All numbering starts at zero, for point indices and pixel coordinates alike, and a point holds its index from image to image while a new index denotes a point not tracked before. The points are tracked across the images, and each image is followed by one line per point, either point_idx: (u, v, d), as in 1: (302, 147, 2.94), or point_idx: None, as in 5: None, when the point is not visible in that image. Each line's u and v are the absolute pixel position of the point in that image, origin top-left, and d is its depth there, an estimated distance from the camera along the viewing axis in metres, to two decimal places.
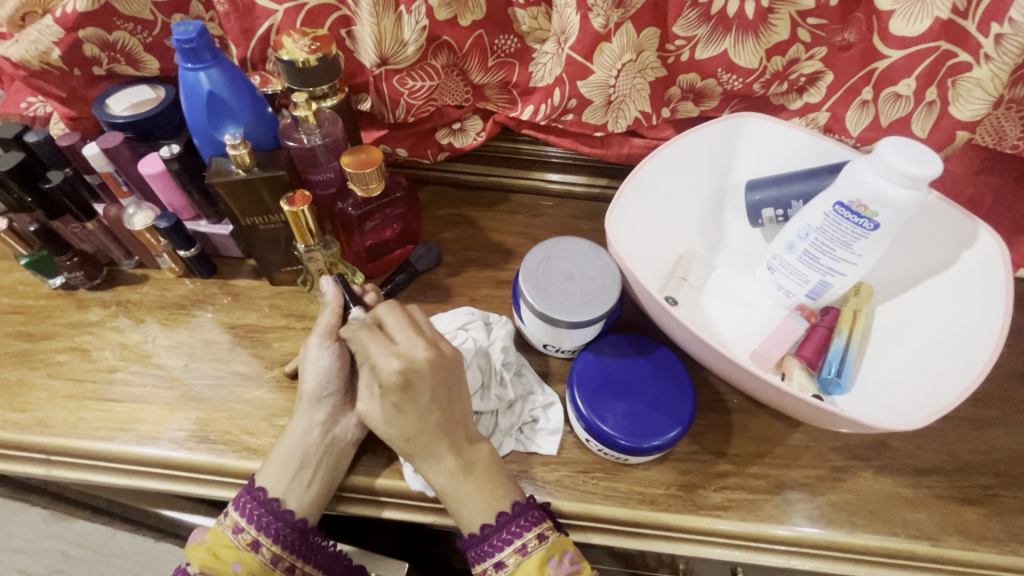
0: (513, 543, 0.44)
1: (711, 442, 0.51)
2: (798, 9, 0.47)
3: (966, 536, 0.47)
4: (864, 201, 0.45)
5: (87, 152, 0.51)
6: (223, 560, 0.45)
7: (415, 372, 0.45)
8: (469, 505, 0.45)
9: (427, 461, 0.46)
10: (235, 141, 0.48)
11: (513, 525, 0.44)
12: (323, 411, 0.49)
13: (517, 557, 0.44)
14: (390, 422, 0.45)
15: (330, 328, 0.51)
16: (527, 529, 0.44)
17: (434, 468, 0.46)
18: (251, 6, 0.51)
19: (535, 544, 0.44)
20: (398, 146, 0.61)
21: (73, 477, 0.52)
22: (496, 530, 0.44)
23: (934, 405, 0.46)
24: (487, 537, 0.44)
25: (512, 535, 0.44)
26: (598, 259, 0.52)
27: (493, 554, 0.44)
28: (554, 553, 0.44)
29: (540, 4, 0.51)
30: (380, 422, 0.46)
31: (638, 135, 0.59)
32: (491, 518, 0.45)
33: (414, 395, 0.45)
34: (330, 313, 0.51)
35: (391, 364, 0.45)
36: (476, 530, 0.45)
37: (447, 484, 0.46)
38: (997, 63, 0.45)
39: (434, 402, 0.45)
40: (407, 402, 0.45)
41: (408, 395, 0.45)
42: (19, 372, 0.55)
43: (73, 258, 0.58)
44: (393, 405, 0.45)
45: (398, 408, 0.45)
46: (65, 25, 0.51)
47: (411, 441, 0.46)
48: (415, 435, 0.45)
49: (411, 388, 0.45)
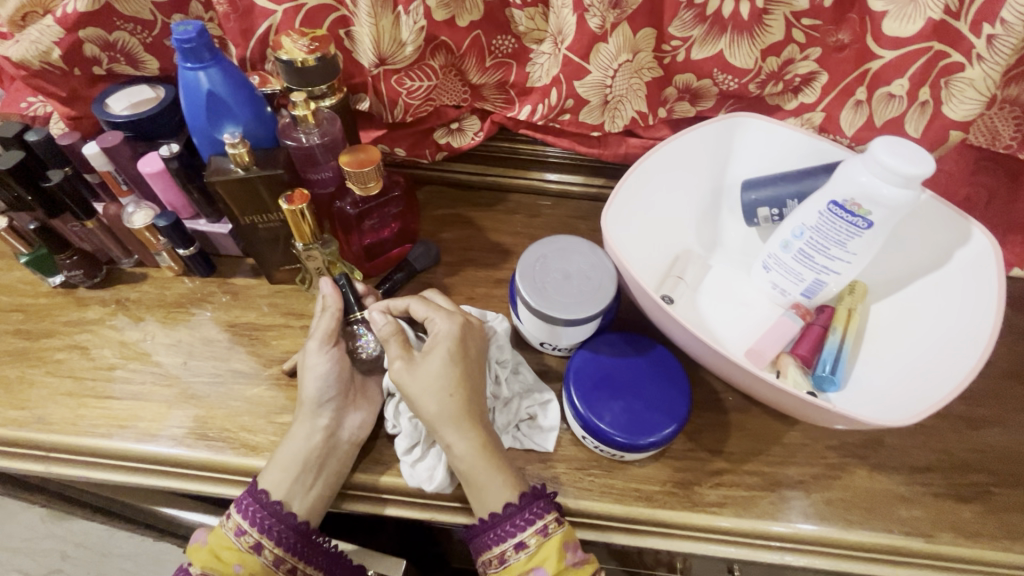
0: (535, 524, 0.44)
1: (707, 439, 0.51)
2: (792, 10, 0.48)
3: (960, 533, 0.47)
4: (858, 200, 0.45)
5: (87, 151, 0.51)
6: (224, 562, 0.45)
7: (469, 330, 0.51)
8: (494, 477, 0.45)
9: (459, 426, 0.46)
10: (234, 140, 0.48)
11: (534, 506, 0.45)
12: (325, 415, 0.49)
13: (538, 538, 0.44)
14: (438, 374, 0.47)
15: (329, 332, 0.52)
16: (548, 511, 0.45)
17: (465, 434, 0.46)
18: (250, 6, 0.51)
19: (554, 526, 0.44)
20: (396, 146, 0.62)
21: (72, 474, 0.53)
22: (519, 510, 0.44)
23: (927, 402, 0.46)
24: (510, 516, 0.44)
25: (534, 516, 0.44)
26: (595, 257, 0.52)
27: (513, 535, 0.44)
28: (569, 538, 0.45)
29: (537, 5, 0.51)
30: (426, 375, 0.47)
31: (635, 135, 0.60)
32: (514, 497, 0.45)
33: (468, 349, 0.49)
34: (330, 317, 0.52)
35: (448, 323, 0.50)
36: (499, 509, 0.45)
37: (474, 453, 0.46)
38: (989, 63, 0.45)
39: (479, 363, 0.50)
40: (460, 354, 0.49)
41: (464, 347, 0.49)
42: (18, 369, 0.55)
43: (73, 257, 0.58)
44: (447, 355, 0.48)
45: (451, 357, 0.48)
46: (65, 25, 0.51)
47: (453, 397, 0.47)
48: (457, 391, 0.47)
49: (466, 344, 0.50)
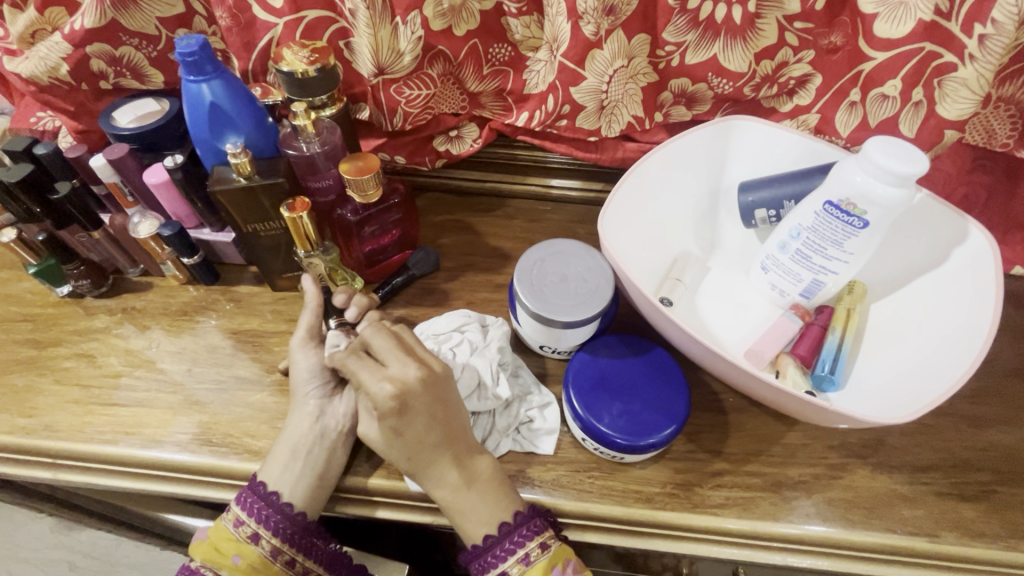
0: (517, 553, 0.44)
1: (706, 441, 0.51)
2: (783, 14, 0.48)
3: (964, 533, 0.47)
4: (853, 200, 0.45)
5: (94, 163, 0.53)
6: (224, 553, 0.46)
7: (410, 391, 0.45)
8: (474, 516, 0.45)
9: (430, 476, 0.46)
10: (236, 150, 0.49)
11: (516, 534, 0.45)
12: (312, 402, 0.51)
13: (519, 567, 0.44)
14: (389, 444, 0.46)
15: (310, 328, 0.53)
16: (530, 538, 0.45)
17: (438, 483, 0.46)
18: (252, 20, 0.52)
19: (537, 553, 0.45)
20: (396, 154, 0.62)
21: (78, 480, 0.53)
22: (498, 541, 0.45)
23: (927, 399, 0.46)
24: (490, 548, 0.45)
25: (515, 545, 0.45)
26: (592, 260, 0.53)
27: (496, 565, 0.45)
28: (557, 563, 0.44)
29: (533, 13, 0.52)
30: (381, 444, 0.47)
31: (632, 139, 0.60)
32: (493, 530, 0.45)
33: (412, 416, 0.45)
34: (310, 313, 0.54)
35: (383, 389, 0.44)
36: (479, 542, 0.45)
37: (450, 497, 0.46)
38: (982, 63, 0.45)
39: (435, 418, 0.46)
40: (406, 422, 0.45)
41: (404, 418, 0.45)
42: (27, 378, 0.56)
43: (80, 267, 0.59)
44: (390, 429, 0.45)
45: (396, 431, 0.45)
46: (73, 41, 0.52)
47: (414, 460, 0.46)
48: (415, 455, 0.46)
49: (407, 410, 0.44)
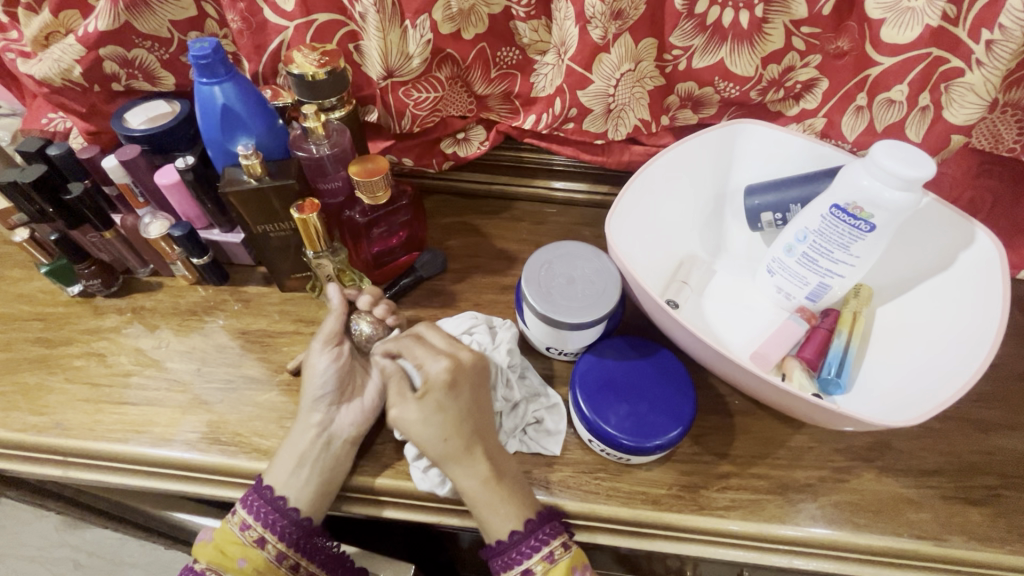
0: (541, 550, 0.45)
1: (712, 443, 0.51)
2: (791, 18, 0.49)
3: (971, 537, 0.47)
4: (860, 203, 0.45)
5: (107, 164, 0.54)
6: (230, 557, 0.47)
7: (460, 369, 0.49)
8: (497, 512, 0.45)
9: (461, 465, 0.47)
10: (247, 152, 0.50)
11: (539, 533, 0.45)
12: (320, 411, 0.51)
13: (544, 565, 0.45)
14: (428, 421, 0.47)
15: (332, 333, 0.53)
16: (553, 536, 0.46)
17: (467, 474, 0.46)
18: (263, 23, 0.53)
19: (560, 552, 0.45)
20: (403, 156, 0.63)
21: (87, 477, 0.54)
22: (525, 538, 0.45)
23: (933, 402, 0.46)
24: (516, 544, 0.45)
25: (540, 542, 0.45)
26: (599, 263, 0.53)
27: (520, 561, 0.45)
28: (576, 564, 0.45)
29: (541, 17, 0.52)
30: (418, 422, 0.47)
31: (638, 142, 0.61)
32: (519, 526, 0.45)
33: (460, 392, 0.48)
34: (336, 318, 0.53)
35: (439, 365, 0.49)
36: (504, 538, 0.45)
37: (477, 490, 0.46)
38: (989, 68, 0.45)
39: (478, 399, 0.49)
40: (452, 398, 0.48)
41: (454, 393, 0.48)
42: (38, 376, 0.57)
43: (91, 267, 0.60)
44: (438, 403, 0.47)
45: (441, 405, 0.47)
46: (86, 43, 0.53)
47: (449, 441, 0.47)
48: (452, 435, 0.47)
49: (456, 386, 0.48)
